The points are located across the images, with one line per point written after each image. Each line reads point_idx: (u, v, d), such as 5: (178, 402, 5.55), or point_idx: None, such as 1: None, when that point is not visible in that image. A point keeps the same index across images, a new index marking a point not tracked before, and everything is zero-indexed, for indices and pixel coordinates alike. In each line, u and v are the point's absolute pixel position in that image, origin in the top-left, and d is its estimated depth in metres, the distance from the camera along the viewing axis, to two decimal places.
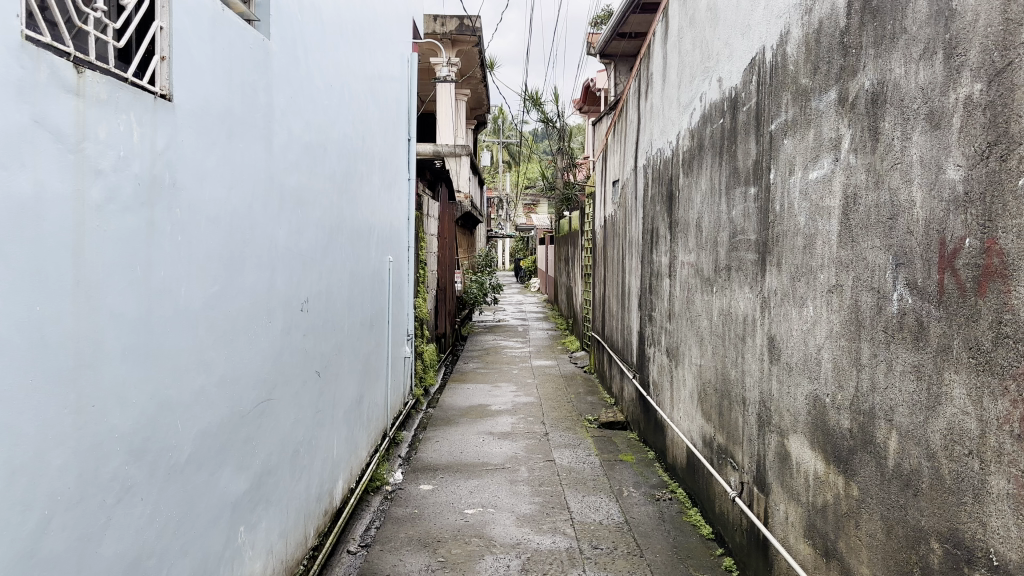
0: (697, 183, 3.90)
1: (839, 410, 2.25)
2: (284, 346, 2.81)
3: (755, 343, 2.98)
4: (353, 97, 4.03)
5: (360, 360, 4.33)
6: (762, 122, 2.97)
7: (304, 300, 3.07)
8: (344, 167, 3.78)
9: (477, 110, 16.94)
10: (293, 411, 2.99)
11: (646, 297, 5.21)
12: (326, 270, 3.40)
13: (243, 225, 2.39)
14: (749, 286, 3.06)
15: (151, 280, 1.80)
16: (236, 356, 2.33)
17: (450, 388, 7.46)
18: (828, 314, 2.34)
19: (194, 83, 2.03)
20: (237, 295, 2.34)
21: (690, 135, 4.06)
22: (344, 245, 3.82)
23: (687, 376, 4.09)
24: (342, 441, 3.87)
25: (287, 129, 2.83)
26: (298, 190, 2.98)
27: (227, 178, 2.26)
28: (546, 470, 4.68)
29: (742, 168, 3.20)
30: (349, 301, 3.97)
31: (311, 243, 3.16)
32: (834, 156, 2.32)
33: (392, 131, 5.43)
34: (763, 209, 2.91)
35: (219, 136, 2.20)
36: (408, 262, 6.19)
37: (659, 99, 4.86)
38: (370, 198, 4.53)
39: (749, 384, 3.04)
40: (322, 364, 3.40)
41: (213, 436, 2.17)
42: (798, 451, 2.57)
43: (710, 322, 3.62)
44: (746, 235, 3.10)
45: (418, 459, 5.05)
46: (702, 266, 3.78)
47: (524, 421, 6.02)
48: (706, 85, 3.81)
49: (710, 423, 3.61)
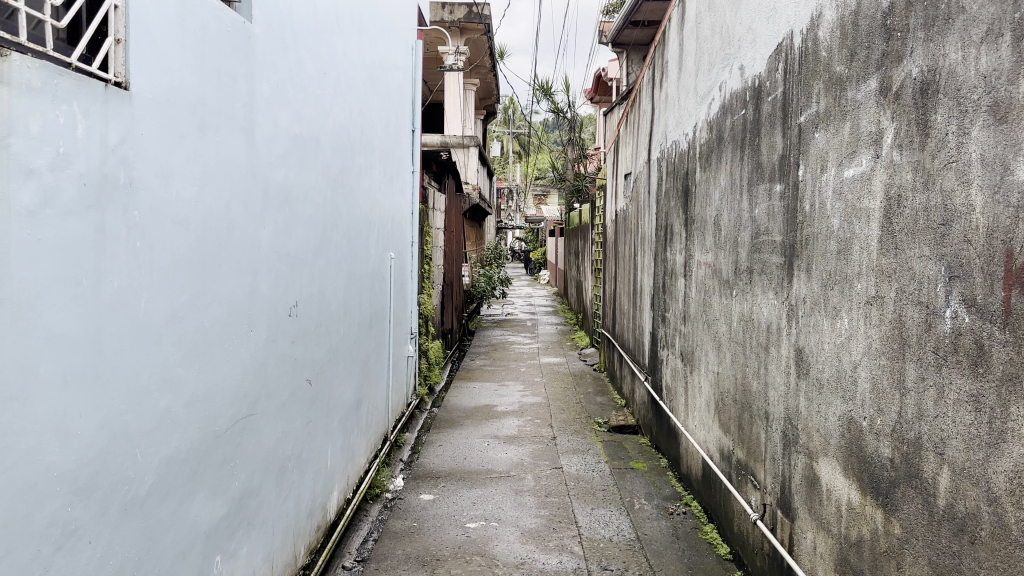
0: (716, 179, 3.66)
1: (878, 437, 2.03)
2: (270, 355, 2.61)
3: (779, 354, 2.74)
4: (351, 86, 3.80)
5: (358, 363, 4.12)
6: (789, 114, 2.72)
7: (294, 304, 2.86)
8: (340, 161, 3.56)
9: (487, 100, 16.67)
10: (280, 425, 2.78)
11: (659, 297, 4.98)
12: (318, 271, 3.19)
13: (220, 227, 2.18)
14: (773, 292, 2.82)
15: (102, 293, 1.58)
16: (210, 371, 2.12)
17: (456, 386, 7.25)
18: (866, 328, 2.10)
19: (158, 70, 1.81)
20: (211, 304, 2.12)
21: (708, 126, 3.82)
22: (341, 242, 3.60)
23: (703, 383, 3.86)
24: (338, 451, 3.66)
25: (273, 121, 2.61)
26: (286, 186, 2.76)
27: (200, 176, 2.05)
28: (553, 479, 4.46)
29: (766, 164, 2.96)
30: (347, 302, 3.76)
31: (301, 243, 2.94)
32: (874, 152, 2.08)
33: (394, 121, 5.20)
34: (790, 208, 2.68)
35: (189, 129, 1.98)
36: (411, 258, 5.97)
37: (674, 89, 4.61)
38: (370, 193, 4.30)
39: (773, 398, 2.81)
40: (315, 371, 3.20)
41: (182, 462, 1.97)
42: (830, 477, 2.34)
43: (729, 327, 3.39)
44: (771, 236, 2.85)
45: (420, 465, 4.84)
46: (721, 268, 3.54)
47: (532, 423, 5.81)
48: (726, 74, 3.56)
49: (728, 436, 3.39)
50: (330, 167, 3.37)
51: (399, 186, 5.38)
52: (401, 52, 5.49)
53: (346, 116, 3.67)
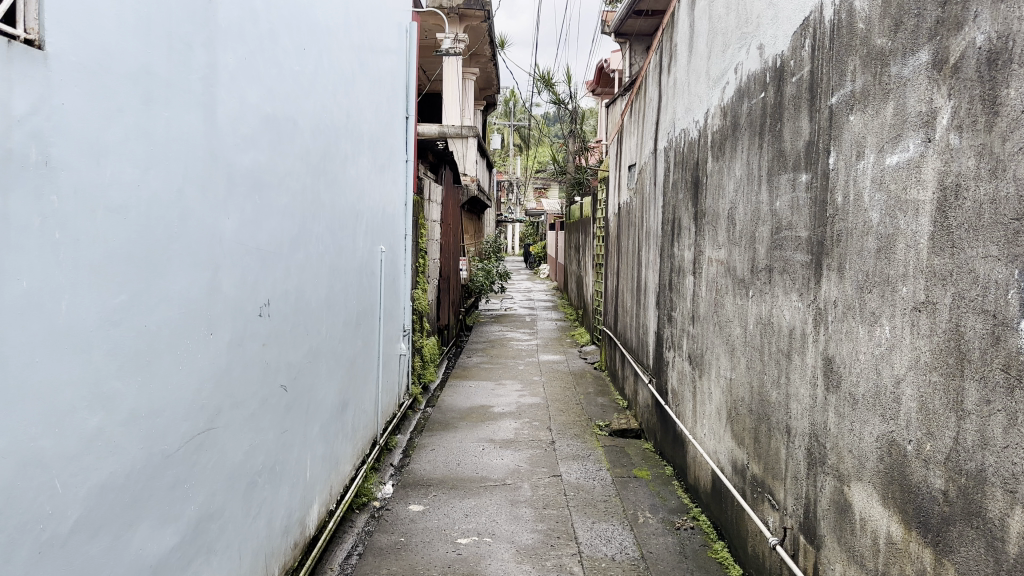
0: (731, 170, 3.38)
1: (927, 465, 1.75)
2: (234, 359, 2.33)
3: (804, 362, 2.47)
4: (335, 66, 3.51)
5: (344, 365, 3.83)
6: (818, 95, 2.44)
7: (265, 303, 2.59)
8: (323, 146, 3.28)
9: (486, 90, 16.35)
10: (248, 437, 2.50)
11: (666, 295, 4.70)
12: (296, 266, 2.92)
13: (170, 216, 1.91)
14: (797, 293, 2.55)
15: (6, 295, 1.32)
16: (155, 382, 1.85)
17: (451, 385, 6.97)
18: (913, 338, 1.83)
19: (85, 29, 1.54)
20: (157, 304, 1.85)
21: (722, 112, 3.54)
22: (323, 234, 3.32)
23: (713, 389, 3.59)
24: (320, 459, 3.39)
25: (239, 98, 2.33)
26: (256, 172, 2.48)
27: (143, 157, 1.78)
28: (551, 488, 4.18)
29: (789, 151, 2.68)
30: (330, 299, 3.49)
31: (274, 235, 2.66)
32: (924, 135, 1.80)
33: (386, 107, 4.91)
34: (818, 200, 2.40)
35: (129, 102, 1.71)
36: (404, 251, 5.70)
37: (683, 75, 4.33)
38: (358, 181, 4.02)
39: (795, 412, 2.54)
40: (292, 376, 2.93)
41: (119, 488, 1.70)
42: (864, 505, 2.06)
43: (743, 330, 3.12)
44: (795, 231, 2.57)
45: (411, 471, 4.57)
46: (735, 265, 3.27)
47: (530, 426, 5.54)
48: (743, 54, 3.27)
49: (742, 449, 3.11)
50: (310, 153, 3.09)
51: (391, 176, 5.10)
52: (394, 35, 5.20)
53: (330, 98, 3.39)
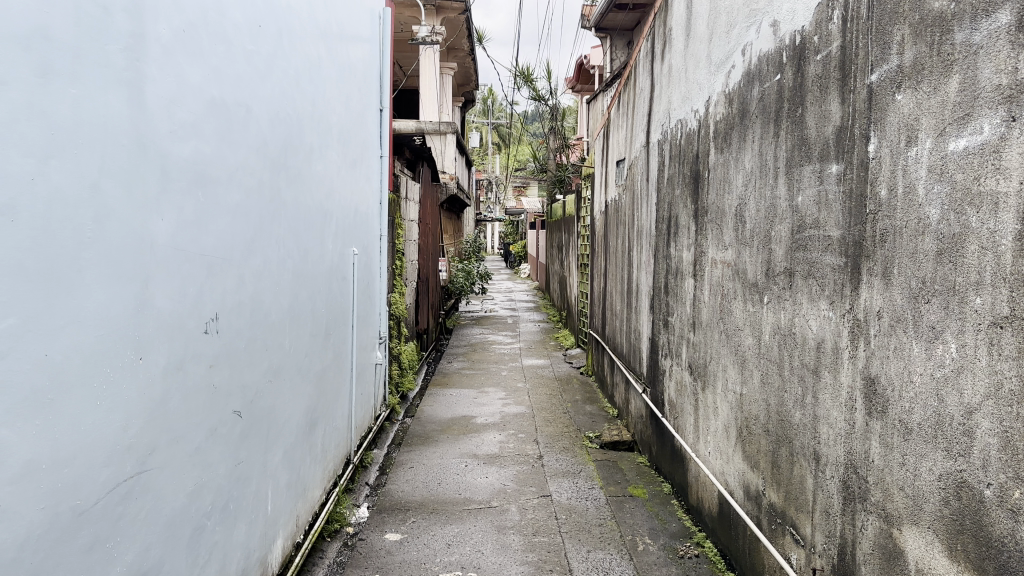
0: (739, 162, 3.06)
1: (1014, 518, 1.43)
2: (171, 388, 1.97)
3: (838, 381, 2.15)
4: (298, 49, 3.13)
5: (312, 380, 3.46)
6: (853, 73, 2.12)
7: (212, 318, 2.23)
8: (284, 139, 2.92)
9: (464, 86, 16.09)
10: (192, 476, 2.14)
11: (661, 298, 4.38)
12: (251, 274, 2.55)
13: (82, 216, 1.55)
14: (827, 301, 2.23)
15: None
16: (61, 423, 1.49)
17: (432, 394, 6.62)
18: (992, 360, 1.50)
19: None
20: (63, 327, 1.50)
21: (727, 98, 3.22)
22: (285, 236, 2.96)
23: (718, 403, 3.27)
24: (283, 487, 3.02)
25: (177, 77, 1.97)
26: (199, 165, 2.11)
27: (42, 142, 1.42)
28: (541, 511, 3.84)
29: (813, 138, 2.36)
30: (294, 309, 3.12)
31: (223, 238, 2.30)
32: (1006, 114, 1.47)
33: (358, 99, 4.54)
34: (854, 196, 2.08)
35: (19, 71, 1.36)
36: (380, 253, 5.33)
37: (680, 61, 4.00)
38: (325, 177, 3.65)
39: (825, 438, 2.22)
40: (248, 399, 2.56)
41: (10, 564, 1.34)
42: (921, 555, 1.74)
43: (757, 340, 2.80)
44: (824, 231, 2.25)
45: (388, 491, 4.20)
46: (745, 268, 2.95)
47: (516, 439, 5.19)
48: (752, 33, 2.95)
49: (756, 473, 2.79)
50: (267, 145, 2.72)
51: (363, 172, 4.72)
52: (367, 23, 4.84)
53: (291, 85, 3.02)
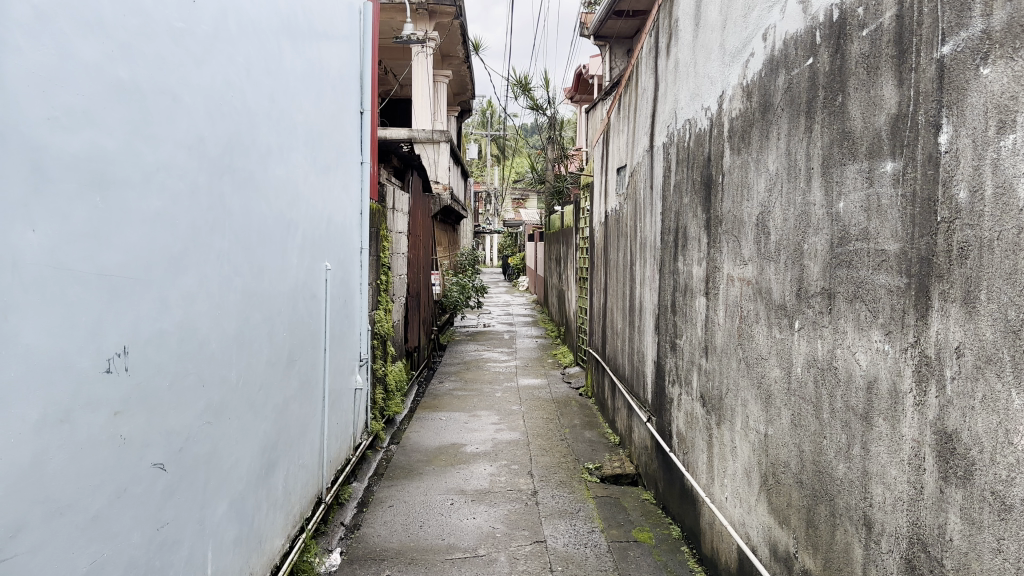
0: (760, 164, 2.63)
1: None
2: (48, 445, 1.53)
3: (899, 436, 1.71)
4: (250, 34, 2.71)
5: (269, 415, 3.02)
6: (914, 48, 1.69)
7: (119, 353, 1.80)
8: (228, 137, 2.49)
9: (461, 95, 15.74)
10: (90, 553, 1.70)
11: (668, 317, 3.94)
12: (180, 297, 2.13)
13: None
14: (881, 331, 1.80)
15: None
16: None
17: (420, 419, 6.16)
18: None
19: None
20: None
21: (745, 91, 2.79)
22: (231, 251, 2.53)
23: (736, 443, 2.83)
24: (230, 544, 2.57)
25: (60, 46, 1.54)
26: (96, 160, 1.68)
27: None
28: (534, 562, 3.40)
29: (859, 132, 1.93)
30: (243, 336, 2.68)
31: (135, 250, 1.87)
32: None
33: (332, 98, 4.12)
34: (919, 201, 1.65)
35: None
36: (360, 267, 4.89)
37: (688, 54, 3.58)
38: (288, 183, 3.22)
39: (881, 505, 1.78)
40: (175, 445, 2.12)
41: None
42: None
43: (785, 373, 2.37)
44: (877, 245, 1.82)
45: (365, 536, 3.75)
46: (769, 287, 2.53)
47: (508, 471, 4.74)
48: (775, 14, 2.53)
49: (785, 530, 2.36)
50: (204, 142, 2.29)
51: (339, 179, 4.29)
52: (344, 17, 4.43)
53: (239, 73, 2.59)
